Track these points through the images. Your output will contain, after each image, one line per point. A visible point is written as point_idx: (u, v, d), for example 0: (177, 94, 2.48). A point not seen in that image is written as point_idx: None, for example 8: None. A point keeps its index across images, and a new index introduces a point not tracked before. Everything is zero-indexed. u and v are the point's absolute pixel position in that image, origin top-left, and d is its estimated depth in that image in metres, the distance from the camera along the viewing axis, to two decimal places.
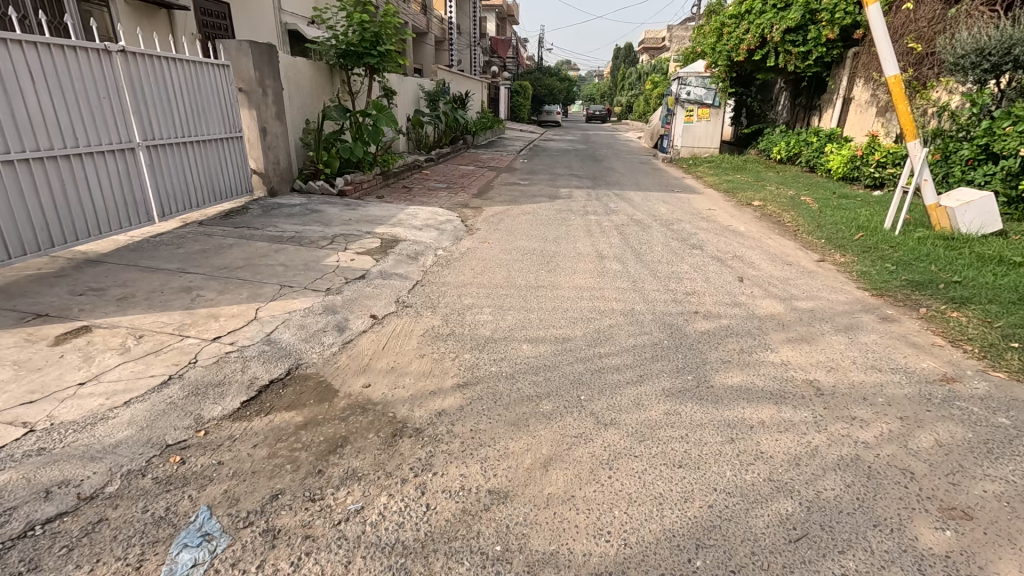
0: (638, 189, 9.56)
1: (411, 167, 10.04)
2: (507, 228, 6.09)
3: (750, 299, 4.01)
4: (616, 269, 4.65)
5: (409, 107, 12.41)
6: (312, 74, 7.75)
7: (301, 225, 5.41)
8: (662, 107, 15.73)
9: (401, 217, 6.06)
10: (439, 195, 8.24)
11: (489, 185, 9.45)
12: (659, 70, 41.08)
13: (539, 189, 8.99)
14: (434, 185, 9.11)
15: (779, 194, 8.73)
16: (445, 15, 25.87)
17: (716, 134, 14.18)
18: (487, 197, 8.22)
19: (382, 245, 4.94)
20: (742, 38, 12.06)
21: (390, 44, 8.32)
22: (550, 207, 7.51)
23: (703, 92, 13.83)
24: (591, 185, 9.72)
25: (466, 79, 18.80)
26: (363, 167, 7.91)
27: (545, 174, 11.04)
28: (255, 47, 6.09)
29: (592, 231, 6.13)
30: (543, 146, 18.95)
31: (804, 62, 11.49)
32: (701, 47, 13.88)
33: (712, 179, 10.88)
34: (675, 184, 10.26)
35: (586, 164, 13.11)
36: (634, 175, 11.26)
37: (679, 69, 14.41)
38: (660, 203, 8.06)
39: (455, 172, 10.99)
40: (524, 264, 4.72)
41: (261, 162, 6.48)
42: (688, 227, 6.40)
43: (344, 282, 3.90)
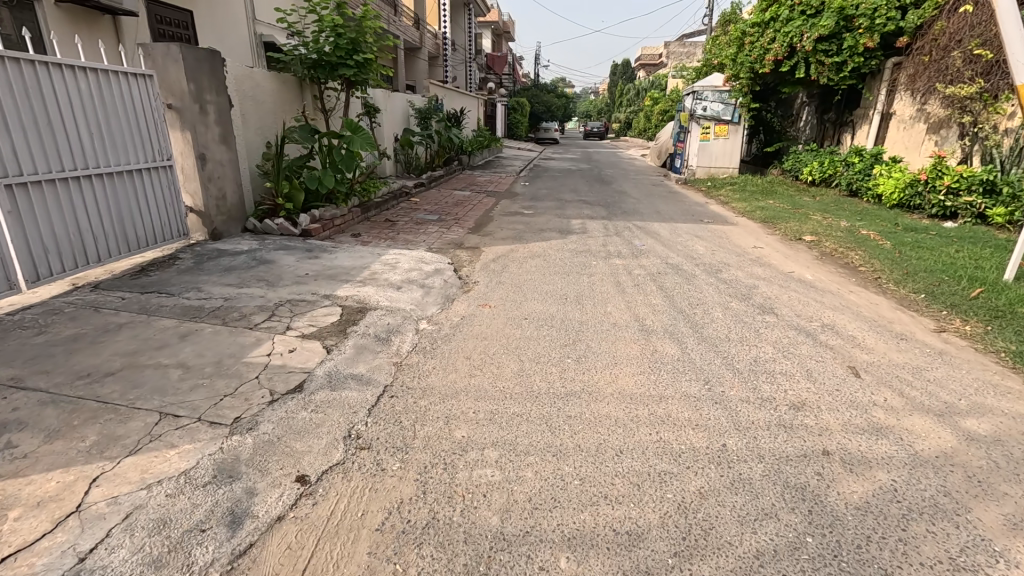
0: (661, 218, 8.22)
1: (398, 195, 8.71)
2: (514, 282, 4.73)
3: (889, 416, 2.64)
4: (671, 353, 3.29)
5: (398, 125, 11.14)
6: (273, 88, 6.43)
7: (236, 285, 4.01)
8: (674, 123, 14.55)
9: (376, 268, 4.70)
10: (428, 230, 6.89)
11: (487, 215, 8.11)
12: (658, 86, 40.28)
13: (546, 221, 7.67)
14: (423, 217, 7.76)
15: (829, 225, 7.41)
16: (439, 31, 24.91)
17: (735, 153, 12.98)
18: (485, 233, 6.88)
19: (343, 318, 3.56)
20: (767, 48, 10.88)
21: (370, 53, 7.04)
22: (562, 246, 6.17)
23: (721, 106, 12.65)
24: (606, 214, 8.40)
25: (461, 95, 17.59)
26: (336, 200, 6.53)
27: (551, 201, 9.72)
28: (188, 52, 4.77)
29: (621, 282, 4.78)
30: (544, 165, 17.73)
31: (839, 73, 10.30)
32: (718, 58, 12.71)
33: (741, 204, 9.60)
34: (701, 212, 8.93)
35: (595, 186, 11.82)
36: (651, 200, 9.95)
37: (695, 83, 13.23)
38: (694, 238, 6.72)
39: (447, 198, 9.65)
40: (542, 348, 3.34)
41: (199, 197, 5.09)
42: (742, 276, 5.05)
43: (267, 402, 2.49)
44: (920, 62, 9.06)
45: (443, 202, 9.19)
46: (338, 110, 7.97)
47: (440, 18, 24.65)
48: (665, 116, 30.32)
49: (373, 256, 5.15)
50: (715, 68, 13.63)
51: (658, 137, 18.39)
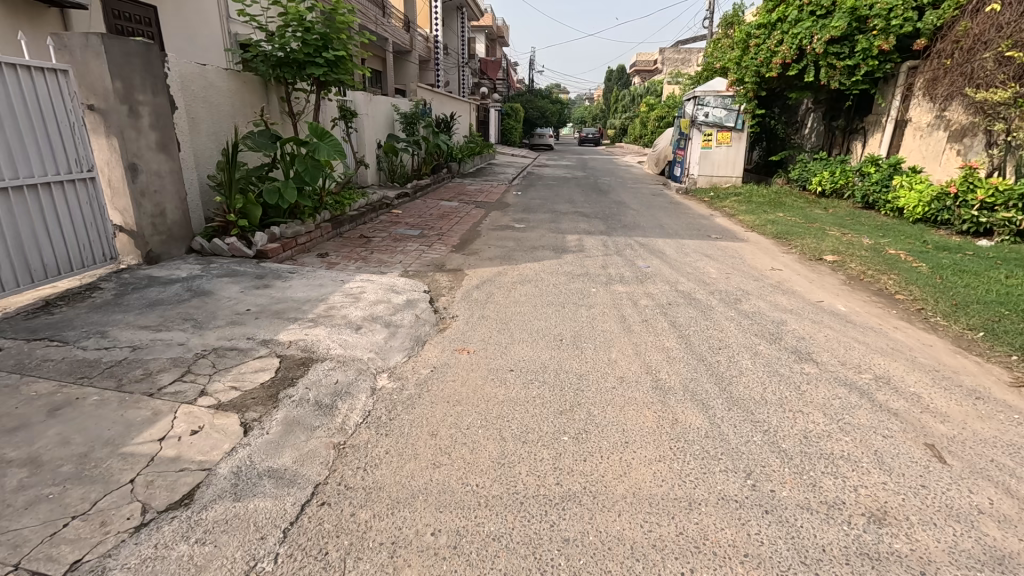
0: (665, 233, 7.52)
1: (378, 207, 7.97)
2: (500, 316, 4.01)
3: (1005, 532, 1.93)
4: (696, 425, 2.57)
5: (381, 131, 10.41)
6: (228, 89, 5.68)
7: (156, 326, 3.26)
8: (674, 130, 13.91)
9: (334, 300, 3.95)
10: (407, 248, 6.13)
11: (474, 230, 7.39)
12: (652, 92, 39.88)
13: (540, 238, 6.95)
14: (403, 232, 7.01)
15: (850, 242, 6.75)
16: (430, 35, 24.26)
17: (739, 161, 12.35)
18: (471, 251, 6.15)
19: (278, 376, 2.80)
20: (775, 50, 10.22)
21: (342, 50, 6.32)
22: (556, 268, 5.45)
23: (723, 112, 12.02)
24: (605, 228, 7.70)
25: (452, 100, 16.91)
26: (301, 215, 5.77)
27: (545, 213, 9.01)
28: (114, 44, 4.03)
29: (626, 316, 4.06)
30: (539, 173, 17.07)
31: (851, 78, 9.65)
32: (721, 62, 12.08)
33: (749, 217, 8.94)
34: (707, 226, 8.25)
35: (593, 196, 11.14)
36: (652, 212, 9.30)
37: (695, 88, 12.60)
38: (704, 258, 6.03)
39: (433, 210, 8.92)
40: (532, 417, 2.61)
41: (130, 215, 4.32)
42: (766, 307, 4.35)
43: (133, 530, 1.74)
44: (941, 66, 8.45)
45: (427, 215, 8.45)
46: (308, 115, 7.22)
47: (431, 21, 24.06)
48: (661, 123, 29.84)
49: (336, 283, 4.40)
50: (717, 72, 13.00)
51: (656, 144, 17.76)
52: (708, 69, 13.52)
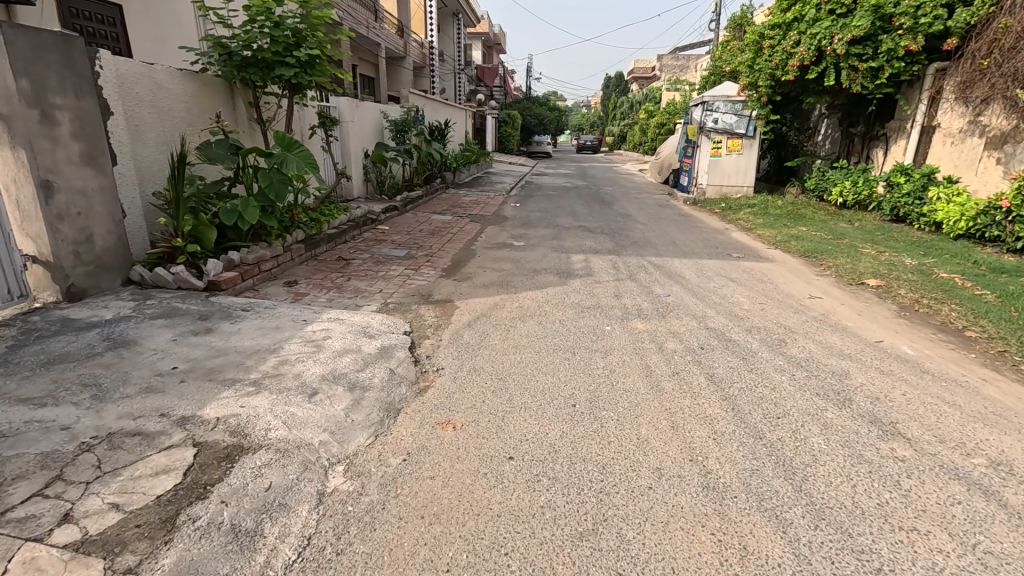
0: (680, 251, 6.78)
1: (361, 224, 7.20)
2: (495, 369, 3.24)
3: None
4: (775, 560, 1.79)
5: (369, 139, 9.68)
6: (181, 92, 4.92)
7: (44, 397, 2.49)
8: (680, 137, 13.23)
9: (289, 351, 3.17)
10: (389, 274, 5.37)
11: (467, 250, 6.63)
12: (650, 99, 39.41)
13: (541, 259, 6.20)
14: (388, 253, 6.25)
15: (890, 263, 6.01)
16: (425, 40, 23.66)
17: (750, 169, 11.70)
18: (463, 277, 5.38)
19: (183, 482, 2.01)
20: (791, 51, 9.52)
21: (315, 49, 5.57)
22: (562, 298, 4.69)
23: (733, 118, 11.35)
24: (613, 246, 6.96)
25: (447, 107, 16.22)
26: (266, 237, 4.99)
27: (546, 228, 8.27)
28: (18, 35, 3.29)
29: (651, 368, 3.30)
30: (538, 182, 16.34)
31: (875, 81, 8.96)
32: (731, 65, 11.39)
33: (768, 232, 8.21)
34: (724, 242, 7.52)
35: (597, 208, 10.43)
36: (662, 227, 8.58)
37: (703, 92, 11.91)
38: (729, 284, 5.29)
39: (423, 225, 8.17)
40: (542, 549, 1.83)
41: (45, 243, 3.55)
42: (819, 353, 3.59)
43: None
44: (976, 67, 7.75)
45: (417, 231, 7.69)
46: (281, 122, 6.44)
47: (426, 26, 23.48)
48: (661, 130, 29.27)
49: (296, 324, 3.62)
50: (727, 76, 12.31)
51: (660, 152, 17.10)
52: (716, 73, 12.84)
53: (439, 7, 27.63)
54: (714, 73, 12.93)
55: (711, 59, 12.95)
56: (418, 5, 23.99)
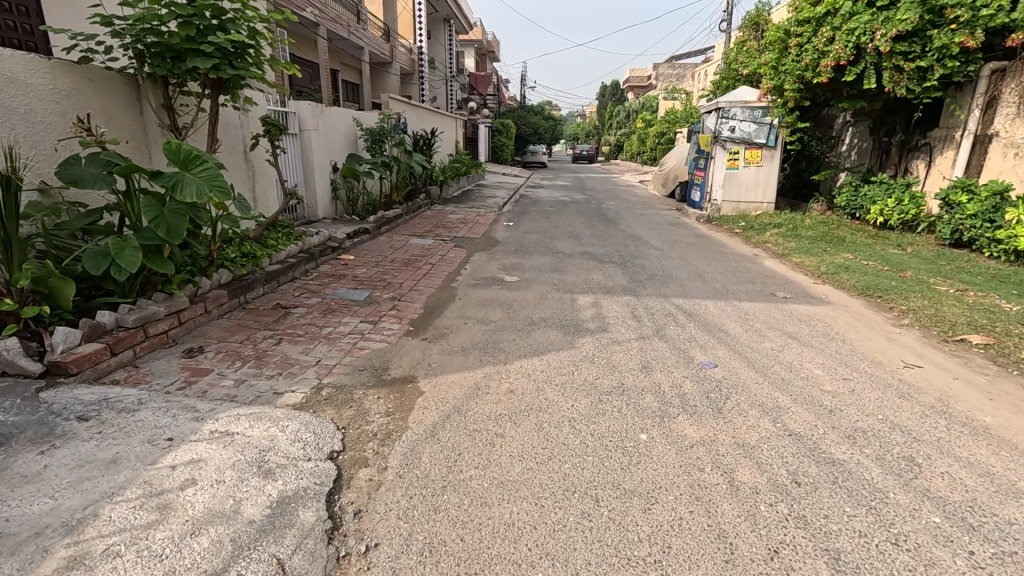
0: (710, 289, 5.49)
1: (318, 254, 5.89)
2: (468, 543, 1.92)
3: None
4: None
5: (338, 150, 8.39)
6: (44, 89, 3.58)
7: None
8: (690, 147, 12.04)
9: (104, 526, 1.81)
10: (337, 331, 4.03)
11: (446, 289, 5.31)
12: (647, 108, 38.37)
13: (538, 302, 4.89)
14: (344, 296, 4.92)
15: (984, 308, 4.73)
16: (414, 45, 22.46)
17: (770, 184, 10.54)
18: (435, 335, 4.06)
19: None
20: (824, 50, 8.26)
21: (241, 35, 4.25)
22: (570, 373, 3.37)
23: (751, 126, 10.20)
24: (627, 281, 5.67)
25: (436, 115, 14.99)
26: (162, 287, 3.64)
27: (544, 255, 6.98)
28: None
29: (729, 538, 1.97)
30: (535, 196, 15.10)
31: (923, 83, 7.74)
32: (749, 67, 10.15)
33: (806, 259, 6.95)
34: (759, 274, 6.23)
35: (601, 228, 9.17)
36: (681, 253, 7.31)
37: (717, 97, 10.73)
38: (790, 343, 3.98)
39: (397, 253, 6.85)
40: None
41: None
42: (981, 492, 2.27)
43: None
44: None
45: (389, 261, 6.38)
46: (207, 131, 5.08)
47: (415, 31, 22.30)
48: (660, 139, 28.09)
49: (152, 452, 2.28)
50: (747, 78, 11.09)
51: (665, 162, 15.89)
52: (731, 76, 11.62)
53: (430, 12, 26.52)
54: (729, 75, 11.70)
55: (725, 60, 11.73)
56: (407, 9, 22.86)
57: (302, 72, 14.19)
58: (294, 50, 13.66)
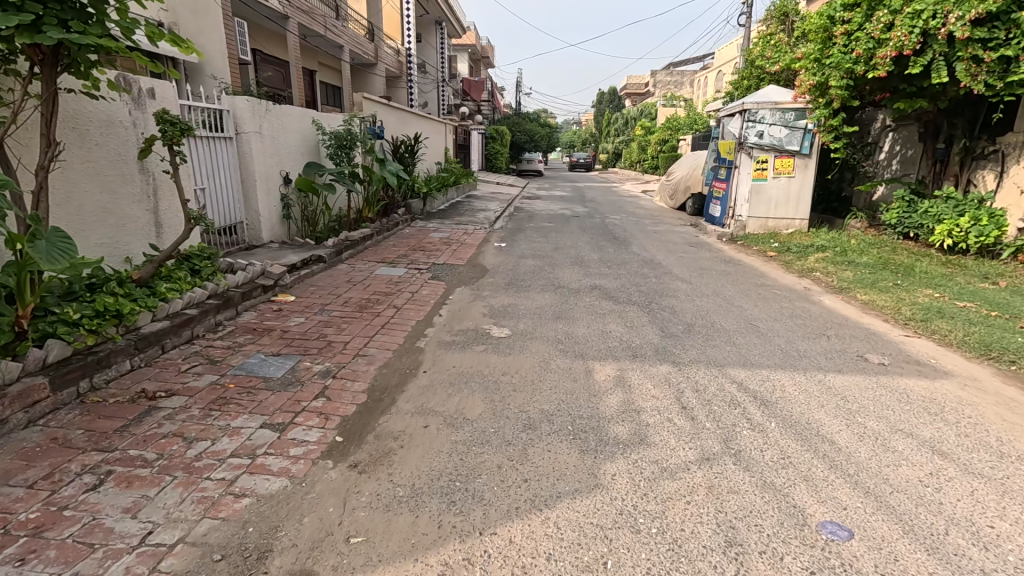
0: (771, 348, 4.00)
1: (239, 297, 4.37)
2: None
3: None
4: None
5: (292, 157, 6.89)
6: None
7: None
8: (708, 156, 10.66)
9: None
10: (214, 449, 2.50)
11: (408, 353, 3.80)
12: (645, 114, 37.10)
13: (537, 379, 3.39)
14: (256, 368, 3.39)
15: None
16: (402, 46, 21.07)
17: (803, 198, 9.14)
18: (373, 454, 2.55)
19: None
20: (881, 38, 6.80)
21: None
22: (599, 568, 1.85)
23: (782, 131, 8.83)
24: (657, 337, 4.17)
25: (422, 120, 13.57)
26: None
27: (544, 292, 5.47)
28: None
29: None
30: (532, 209, 13.63)
31: (1007, 77, 6.23)
32: (782, 63, 8.73)
33: (877, 296, 5.47)
34: (826, 321, 4.75)
35: (611, 252, 7.70)
36: (715, 287, 5.85)
37: (741, 98, 9.37)
38: (944, 469, 2.48)
39: (355, 290, 5.33)
40: None
41: None
42: None
43: None
44: None
45: (341, 303, 4.87)
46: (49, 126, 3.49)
47: (403, 31, 20.91)
48: (661, 146, 26.69)
49: None
50: (776, 75, 9.66)
51: (674, 172, 14.48)
52: (756, 74, 10.20)
53: (419, 14, 25.25)
54: (753, 74, 10.28)
55: (748, 57, 10.32)
56: (394, 9, 21.53)
57: (270, 71, 12.73)
58: (261, 47, 12.22)
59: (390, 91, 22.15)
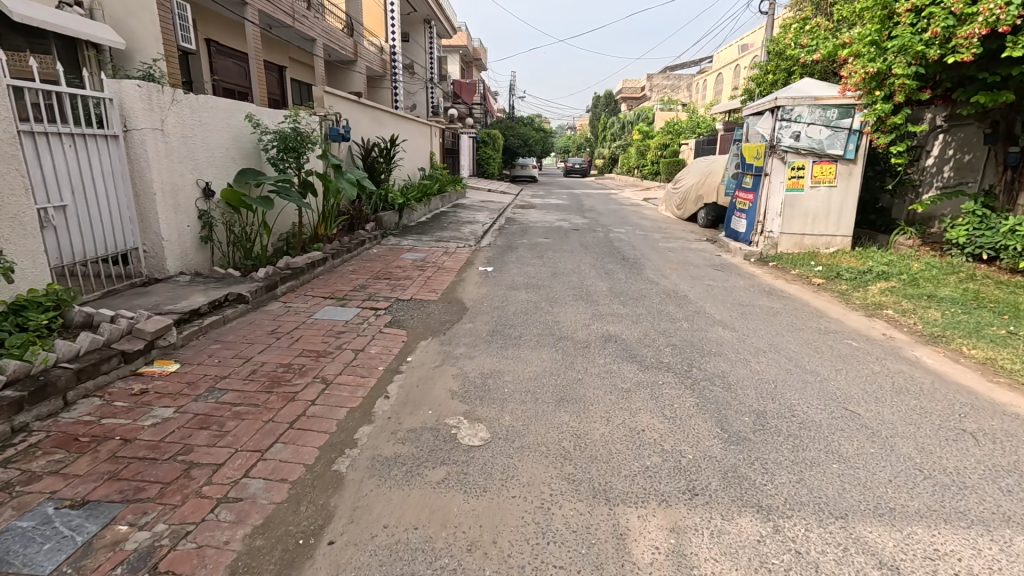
0: (903, 468, 2.50)
1: (70, 378, 2.84)
2: None
3: None
4: None
5: (216, 162, 5.36)
6: None
7: None
8: (728, 161, 9.25)
9: None
10: None
11: (314, 491, 2.27)
12: (643, 118, 35.72)
13: (530, 567, 1.87)
14: (15, 548, 1.86)
15: None
16: (386, 44, 19.70)
17: (846, 211, 7.73)
18: None
19: None
20: (965, 13, 5.33)
21: None
22: None
23: (822, 132, 7.44)
24: (718, 445, 2.67)
25: (403, 122, 12.09)
26: None
27: (541, 349, 3.97)
28: None
29: None
30: (527, 221, 12.17)
31: None
32: (824, 49, 7.27)
33: (995, 353, 3.99)
34: (951, 400, 3.26)
35: (622, 280, 6.22)
36: (768, 337, 4.36)
37: (770, 94, 7.98)
38: None
39: (274, 349, 3.79)
40: None
41: None
42: None
43: None
44: None
45: (244, 376, 3.34)
46: None
47: (387, 28, 19.52)
48: (662, 151, 25.29)
49: None
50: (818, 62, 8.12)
51: (683, 180, 13.09)
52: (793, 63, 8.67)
53: (407, 12, 23.86)
54: (788, 64, 8.77)
55: (780, 44, 8.82)
56: (378, 4, 20.11)
57: (227, 65, 11.39)
58: (214, 38, 10.81)
59: (374, 92, 20.68)
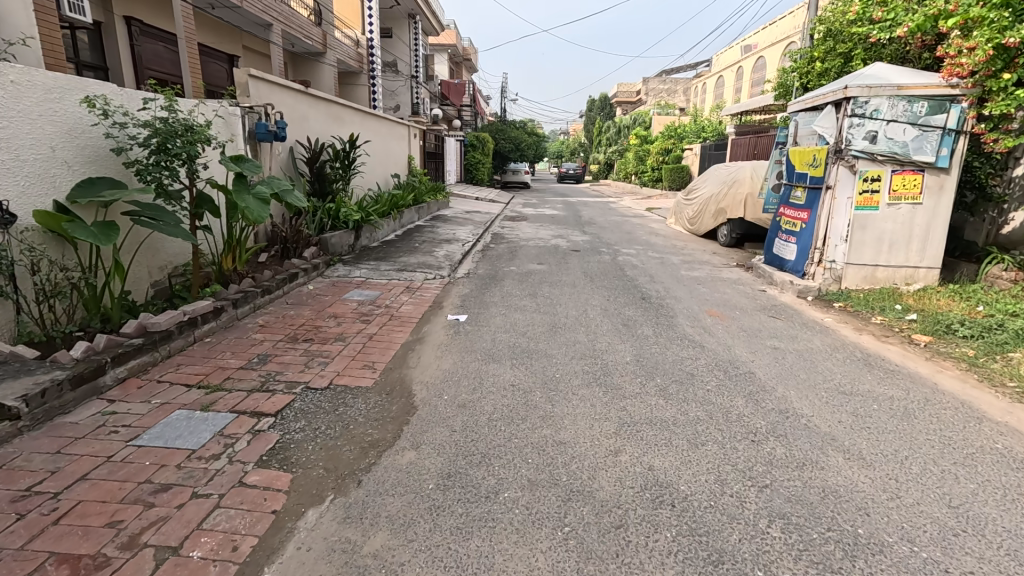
0: None
1: None
2: None
3: None
4: None
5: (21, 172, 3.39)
6: None
7: None
8: (769, 168, 7.40)
9: None
10: None
11: None
12: (639, 123, 33.96)
13: None
14: None
15: None
16: (363, 37, 17.76)
17: (934, 235, 5.89)
18: None
19: None
20: None
21: None
22: None
23: (908, 133, 5.61)
24: None
25: (371, 121, 10.17)
26: None
27: (534, 539, 2.05)
28: None
29: None
30: (518, 238, 10.27)
31: None
32: (913, 21, 5.46)
33: None
34: None
35: (651, 343, 4.31)
36: (936, 484, 2.46)
37: (836, 81, 6.12)
38: None
39: None
40: None
41: None
42: None
43: None
44: None
45: None
46: None
47: (364, 19, 17.60)
48: (665, 156, 23.52)
49: None
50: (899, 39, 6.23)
51: (700, 190, 11.25)
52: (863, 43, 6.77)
53: (389, 6, 21.99)
54: (854, 43, 6.88)
55: (840, 21, 6.97)
56: None
57: (151, 50, 9.45)
58: (136, 15, 8.94)
59: (350, 91, 18.74)
